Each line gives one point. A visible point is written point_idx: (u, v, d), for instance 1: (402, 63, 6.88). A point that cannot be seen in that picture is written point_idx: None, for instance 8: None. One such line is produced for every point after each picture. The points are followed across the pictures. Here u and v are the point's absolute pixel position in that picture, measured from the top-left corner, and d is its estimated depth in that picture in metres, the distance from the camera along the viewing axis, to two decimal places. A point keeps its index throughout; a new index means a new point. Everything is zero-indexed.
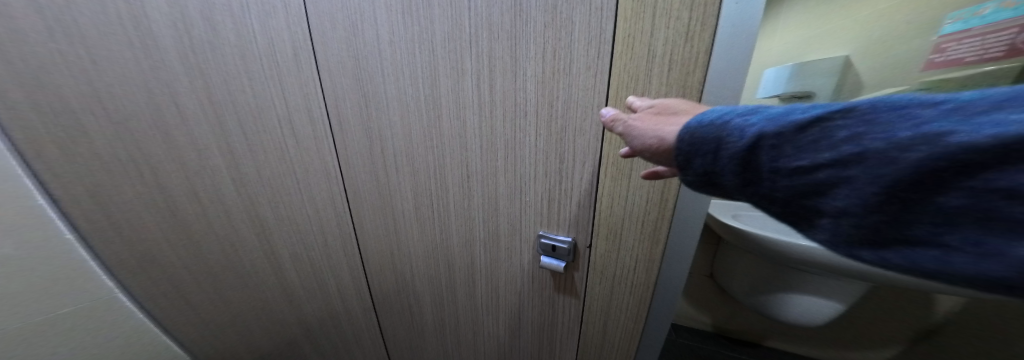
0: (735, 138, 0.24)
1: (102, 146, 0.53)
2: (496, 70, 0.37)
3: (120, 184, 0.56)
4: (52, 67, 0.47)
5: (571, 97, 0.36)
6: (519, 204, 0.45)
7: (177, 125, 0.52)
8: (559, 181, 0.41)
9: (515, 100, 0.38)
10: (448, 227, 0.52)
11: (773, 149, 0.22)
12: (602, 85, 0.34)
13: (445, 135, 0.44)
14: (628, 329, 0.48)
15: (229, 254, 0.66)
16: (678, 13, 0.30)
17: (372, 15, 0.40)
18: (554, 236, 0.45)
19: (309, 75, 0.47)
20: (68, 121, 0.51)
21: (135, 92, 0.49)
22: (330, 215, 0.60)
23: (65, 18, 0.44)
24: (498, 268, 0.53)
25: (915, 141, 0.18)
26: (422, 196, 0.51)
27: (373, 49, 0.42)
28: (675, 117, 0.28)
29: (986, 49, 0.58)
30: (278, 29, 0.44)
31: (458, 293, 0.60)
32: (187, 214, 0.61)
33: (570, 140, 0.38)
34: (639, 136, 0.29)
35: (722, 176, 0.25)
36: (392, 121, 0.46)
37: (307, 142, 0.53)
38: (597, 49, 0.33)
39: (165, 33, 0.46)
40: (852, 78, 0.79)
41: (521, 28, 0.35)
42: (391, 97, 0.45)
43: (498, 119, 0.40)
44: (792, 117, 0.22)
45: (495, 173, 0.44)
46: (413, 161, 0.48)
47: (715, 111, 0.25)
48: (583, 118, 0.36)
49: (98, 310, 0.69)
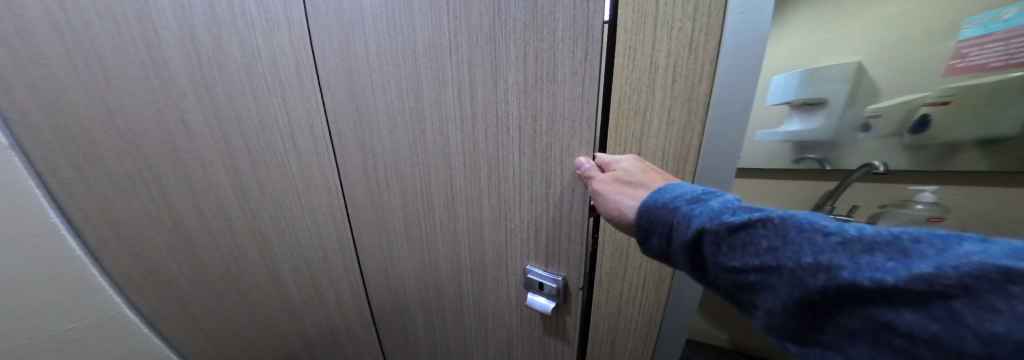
0: (684, 227, 0.27)
1: (113, 163, 0.54)
2: (476, 78, 0.36)
3: (126, 199, 0.57)
4: (62, 81, 0.48)
5: (557, 107, 0.33)
6: (505, 231, 0.43)
7: (184, 141, 0.53)
8: (547, 208, 0.39)
9: (497, 111, 0.37)
10: (436, 250, 0.51)
11: (713, 244, 0.26)
12: (591, 94, 0.31)
13: (430, 150, 0.43)
14: (637, 352, 0.45)
15: (232, 267, 0.66)
16: (681, 23, 0.29)
17: (362, 27, 0.41)
18: (541, 273, 0.42)
19: (311, 90, 0.48)
20: (81, 139, 0.51)
21: (147, 110, 0.51)
22: (331, 230, 0.60)
23: (81, 38, 0.46)
24: (488, 293, 0.50)
25: (895, 283, 0.18)
26: (411, 214, 0.50)
27: (364, 62, 0.42)
28: (633, 188, 0.31)
29: (1011, 54, 0.60)
30: (281, 45, 0.45)
31: (448, 318, 0.58)
32: (191, 229, 0.61)
33: (557, 160, 0.36)
34: (605, 206, 0.32)
35: (675, 258, 0.28)
36: (383, 136, 0.46)
37: (308, 157, 0.53)
38: (585, 51, 0.30)
39: (175, 52, 0.47)
40: (868, 84, 0.76)
41: (501, 31, 0.33)
42: (381, 110, 0.45)
43: (481, 136, 0.39)
44: (745, 218, 0.24)
45: (478, 195, 0.43)
46: (402, 177, 0.48)
47: (675, 195, 0.28)
48: (570, 134, 0.34)
49: (108, 325, 0.69)
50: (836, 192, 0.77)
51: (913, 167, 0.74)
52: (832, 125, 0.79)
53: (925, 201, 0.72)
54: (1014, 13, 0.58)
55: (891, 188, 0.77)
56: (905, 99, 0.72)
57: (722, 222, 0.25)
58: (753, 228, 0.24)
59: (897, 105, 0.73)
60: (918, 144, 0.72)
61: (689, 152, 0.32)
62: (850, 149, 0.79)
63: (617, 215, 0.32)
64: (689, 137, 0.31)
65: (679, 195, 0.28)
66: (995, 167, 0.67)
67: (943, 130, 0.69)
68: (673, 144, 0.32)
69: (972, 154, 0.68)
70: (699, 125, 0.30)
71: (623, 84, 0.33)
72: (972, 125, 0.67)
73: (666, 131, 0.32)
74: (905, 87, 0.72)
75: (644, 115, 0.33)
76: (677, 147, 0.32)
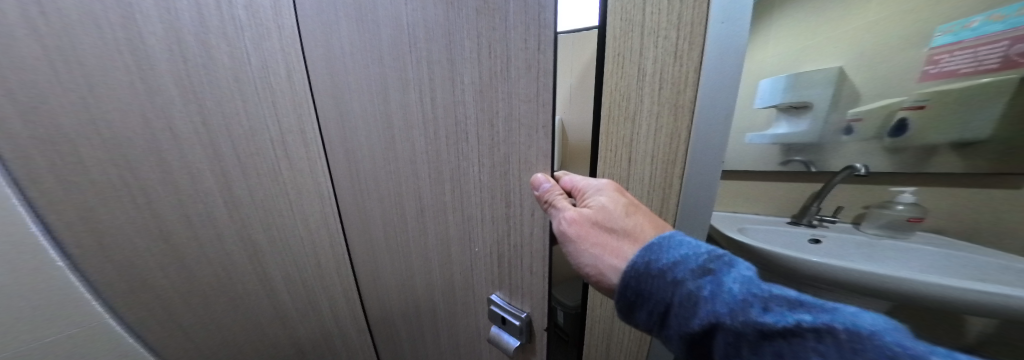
0: (694, 311, 0.26)
1: (96, 172, 0.50)
2: (437, 80, 0.36)
3: (105, 210, 0.52)
4: (33, 82, 0.44)
5: (514, 110, 0.32)
6: (470, 254, 0.43)
7: (172, 149, 0.52)
8: (508, 232, 0.38)
9: (457, 115, 0.36)
10: (413, 264, 0.52)
11: (730, 340, 0.25)
12: (546, 95, 0.30)
13: (399, 156, 0.45)
14: (631, 355, 0.45)
15: (219, 281, 0.63)
16: (666, 31, 0.30)
17: (336, 33, 0.44)
18: (506, 306, 0.42)
19: (304, 97, 0.52)
20: (64, 149, 0.48)
21: (132, 118, 0.49)
22: (322, 235, 0.63)
23: (64, 43, 0.44)
24: (464, 307, 0.48)
25: None
26: (389, 221, 0.51)
27: (341, 65, 0.45)
28: (610, 234, 0.32)
29: (981, 61, 0.65)
30: (273, 51, 0.48)
31: (425, 334, 0.58)
32: (181, 240, 0.58)
33: (516, 175, 0.35)
34: (578, 250, 0.33)
35: (672, 337, 0.28)
36: (359, 141, 0.49)
37: (301, 164, 0.56)
38: (537, 40, 0.29)
39: (161, 58, 0.47)
40: (848, 88, 0.79)
41: (455, 23, 0.32)
42: (357, 114, 0.47)
43: (443, 142, 0.39)
44: (780, 323, 0.23)
45: (444, 210, 0.42)
46: (377, 182, 0.50)
47: (685, 271, 0.28)
48: (527, 143, 0.33)
49: (87, 337, 0.66)
50: (820, 193, 0.78)
51: (893, 169, 0.75)
52: (816, 128, 0.82)
53: (904, 202, 0.71)
54: (981, 22, 0.64)
55: (872, 191, 0.78)
56: (883, 103, 0.75)
57: (752, 321, 0.24)
58: (803, 340, 0.22)
59: (876, 109, 0.76)
60: (897, 146, 0.74)
61: (674, 156, 0.32)
62: (835, 151, 0.81)
63: (596, 274, 0.32)
64: (674, 142, 0.32)
65: (684, 267, 0.28)
66: (970, 170, 0.69)
67: (920, 133, 0.72)
68: (661, 148, 0.33)
69: (949, 157, 0.70)
70: (683, 129, 0.31)
71: (614, 92, 0.34)
72: (946, 128, 0.70)
73: (652, 136, 0.33)
74: (883, 92, 0.75)
75: (633, 121, 0.34)
76: (664, 151, 0.33)
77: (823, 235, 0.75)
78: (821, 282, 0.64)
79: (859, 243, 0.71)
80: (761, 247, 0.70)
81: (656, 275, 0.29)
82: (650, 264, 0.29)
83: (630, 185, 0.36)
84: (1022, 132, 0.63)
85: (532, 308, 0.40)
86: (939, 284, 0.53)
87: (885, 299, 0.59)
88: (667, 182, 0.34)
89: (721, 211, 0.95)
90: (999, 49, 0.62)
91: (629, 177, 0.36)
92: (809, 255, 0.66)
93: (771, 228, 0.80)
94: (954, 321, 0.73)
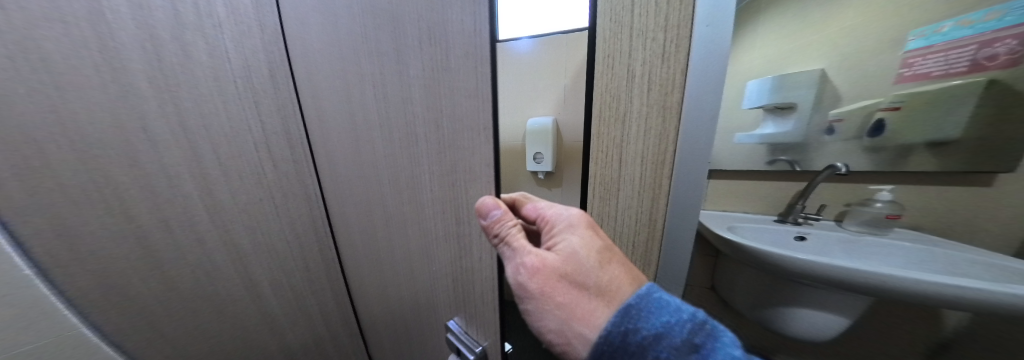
0: None
1: (70, 180, 0.44)
2: (389, 80, 0.37)
3: (75, 219, 0.45)
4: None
5: (457, 106, 0.31)
6: (432, 275, 0.44)
7: (146, 151, 0.47)
8: (460, 253, 0.37)
9: (406, 114, 0.37)
10: (396, 272, 0.53)
11: None
12: (484, 91, 0.29)
13: (366, 158, 0.47)
14: None
15: (201, 294, 0.58)
16: (655, 34, 0.30)
17: (303, 35, 0.49)
18: (463, 339, 0.42)
19: (288, 98, 0.57)
20: (28, 154, 0.41)
21: (105, 120, 0.44)
22: (309, 240, 0.66)
23: (26, 37, 0.39)
24: (452, 313, 0.47)
25: None
26: (365, 220, 0.55)
27: (311, 65, 0.50)
28: (578, 289, 0.32)
29: (951, 64, 0.68)
30: (252, 49, 0.52)
31: (407, 338, 0.59)
32: (166, 251, 0.53)
33: (462, 187, 0.34)
34: (539, 307, 0.32)
35: None
36: (332, 141, 0.54)
37: (287, 165, 0.59)
38: (473, 19, 0.28)
39: (135, 55, 0.44)
40: (831, 89, 0.81)
41: (398, 13, 0.33)
42: (328, 114, 0.51)
43: (398, 143, 0.40)
44: None
45: (405, 220, 0.44)
46: (350, 182, 0.54)
47: (671, 343, 0.29)
48: (470, 148, 0.32)
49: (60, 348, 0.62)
50: (804, 191, 0.80)
51: (873, 168, 0.78)
52: (800, 128, 0.84)
53: (883, 200, 0.74)
54: (950, 27, 0.67)
55: (854, 189, 0.81)
56: (862, 104, 0.78)
57: None
58: None
59: (855, 110, 0.78)
60: (875, 146, 0.77)
61: (664, 156, 0.33)
62: (818, 151, 0.83)
63: (562, 344, 0.31)
64: (663, 142, 0.32)
65: (671, 339, 0.29)
66: (944, 169, 0.71)
67: (898, 133, 0.74)
68: (651, 148, 0.33)
69: (924, 156, 0.73)
70: (672, 130, 0.31)
71: (605, 92, 0.35)
72: (922, 128, 0.72)
73: (642, 137, 0.33)
74: (862, 93, 0.78)
75: (623, 122, 0.34)
76: (654, 152, 0.33)
77: (809, 232, 0.77)
78: (809, 278, 0.66)
79: (842, 240, 0.74)
80: (750, 246, 0.71)
81: (637, 346, 0.29)
82: (628, 336, 0.29)
83: (621, 186, 0.37)
84: (988, 132, 0.67)
85: (487, 339, 0.39)
86: (919, 280, 0.55)
87: (868, 294, 0.61)
88: (657, 183, 0.34)
89: (710, 210, 0.97)
90: (966, 53, 0.66)
91: (620, 178, 0.36)
92: (795, 252, 0.68)
93: (760, 227, 0.82)
94: (928, 317, 0.77)
